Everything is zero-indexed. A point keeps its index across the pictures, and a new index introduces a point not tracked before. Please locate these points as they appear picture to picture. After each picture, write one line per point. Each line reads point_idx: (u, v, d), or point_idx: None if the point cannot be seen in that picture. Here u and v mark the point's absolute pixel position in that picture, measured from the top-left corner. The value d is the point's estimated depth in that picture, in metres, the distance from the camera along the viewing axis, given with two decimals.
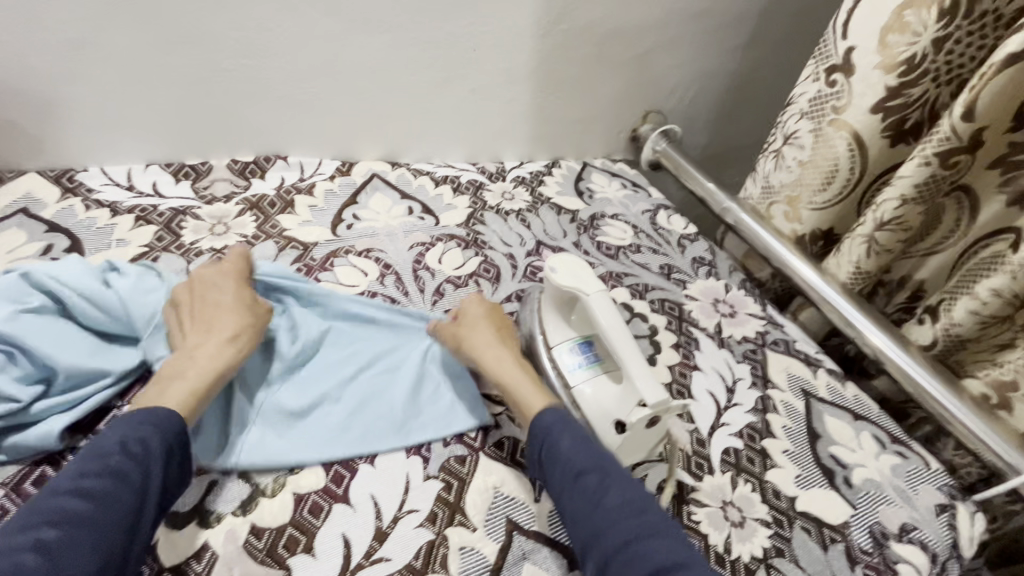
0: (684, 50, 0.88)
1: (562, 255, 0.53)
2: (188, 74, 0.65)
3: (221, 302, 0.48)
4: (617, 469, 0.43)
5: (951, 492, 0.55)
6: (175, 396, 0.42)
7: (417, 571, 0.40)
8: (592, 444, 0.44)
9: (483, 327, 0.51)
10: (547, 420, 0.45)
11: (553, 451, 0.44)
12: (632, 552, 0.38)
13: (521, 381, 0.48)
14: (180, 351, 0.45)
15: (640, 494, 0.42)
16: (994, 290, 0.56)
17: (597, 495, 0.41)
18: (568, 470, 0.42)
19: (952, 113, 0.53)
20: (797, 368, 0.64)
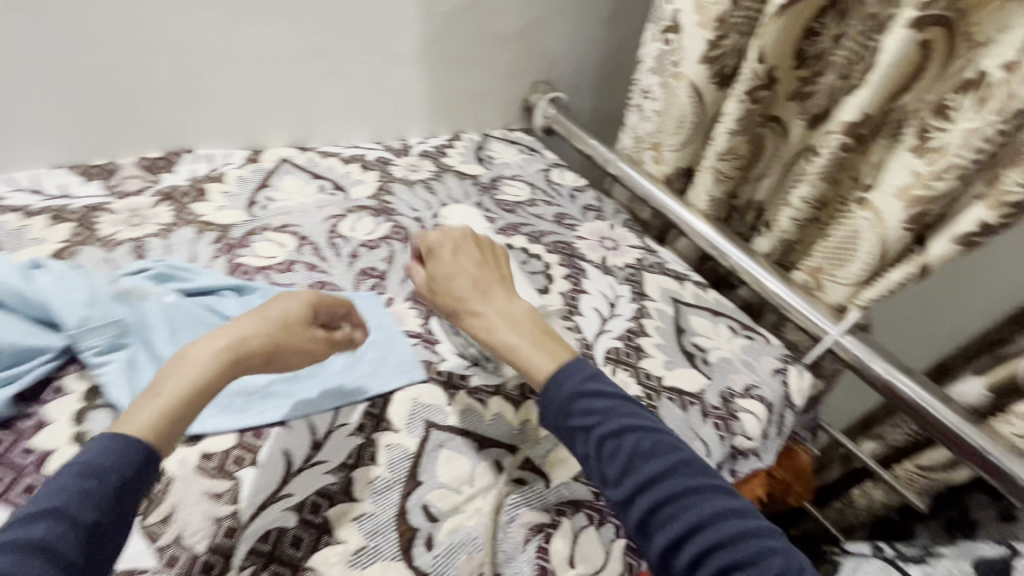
0: (558, 24, 0.98)
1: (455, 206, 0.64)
2: (81, 76, 0.68)
3: (272, 320, 0.47)
4: (640, 427, 0.45)
5: (786, 359, 0.69)
6: (144, 410, 0.39)
7: (350, 467, 0.48)
8: (617, 406, 0.46)
9: (465, 293, 0.55)
10: (561, 390, 0.47)
11: (574, 418, 0.45)
12: (671, 507, 0.41)
13: (521, 343, 0.51)
14: (187, 356, 0.43)
15: (669, 448, 0.44)
16: (802, 198, 0.69)
17: (627, 457, 0.43)
18: (593, 438, 0.44)
19: (751, 57, 0.66)
20: (668, 283, 0.76)
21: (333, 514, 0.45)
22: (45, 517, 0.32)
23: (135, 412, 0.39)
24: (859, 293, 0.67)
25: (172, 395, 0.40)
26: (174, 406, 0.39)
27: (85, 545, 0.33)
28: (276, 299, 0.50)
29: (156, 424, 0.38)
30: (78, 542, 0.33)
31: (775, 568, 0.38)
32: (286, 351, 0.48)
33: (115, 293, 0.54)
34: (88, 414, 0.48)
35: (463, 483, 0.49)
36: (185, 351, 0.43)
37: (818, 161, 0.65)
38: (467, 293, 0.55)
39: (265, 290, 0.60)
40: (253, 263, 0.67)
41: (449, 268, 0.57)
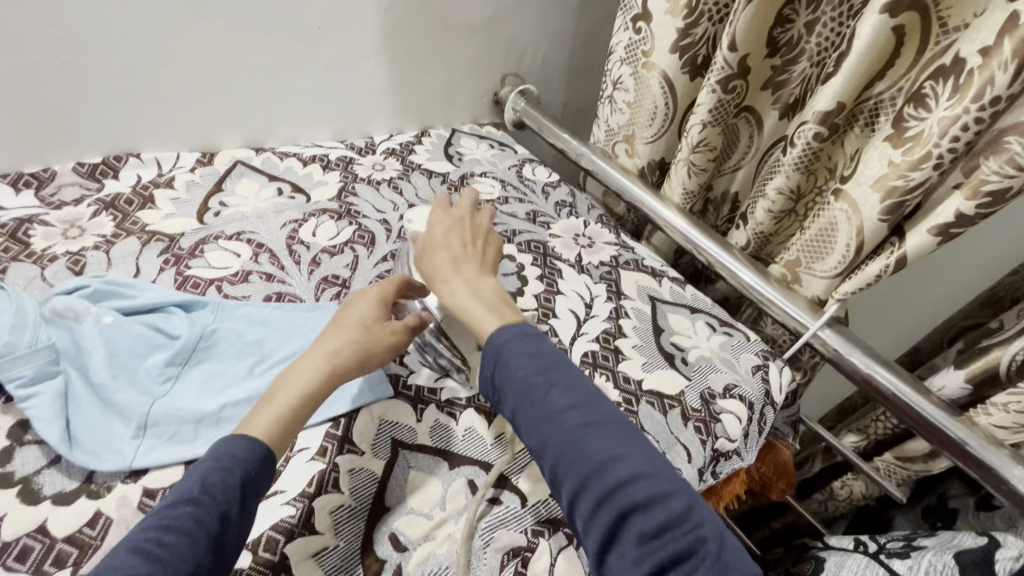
0: (525, 13, 0.95)
1: (422, 211, 0.62)
2: (4, 77, 0.62)
3: (353, 326, 0.48)
4: (566, 376, 0.44)
5: (765, 355, 0.68)
6: (259, 422, 0.42)
7: (310, 496, 0.44)
8: (542, 354, 0.44)
9: (441, 257, 0.53)
10: (494, 340, 0.45)
11: (500, 368, 0.44)
12: (581, 451, 0.40)
13: (473, 304, 0.49)
14: (290, 372, 0.45)
15: (591, 395, 0.43)
16: (778, 189, 0.67)
17: (544, 402, 0.42)
18: (514, 385, 0.43)
19: (722, 47, 0.63)
20: (645, 281, 0.74)
21: (292, 549, 0.41)
22: (185, 503, 0.35)
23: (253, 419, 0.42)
24: (837, 286, 0.66)
25: (285, 402, 0.43)
26: (289, 415, 0.42)
27: (217, 530, 0.35)
28: (349, 304, 0.51)
29: (275, 433, 0.42)
30: (212, 530, 0.35)
31: (675, 510, 0.38)
32: (377, 351, 0.48)
33: (43, 315, 0.49)
34: (15, 452, 0.43)
35: (435, 506, 0.46)
36: (288, 371, 0.45)
37: (793, 152, 0.64)
38: (445, 258, 0.53)
39: (217, 305, 0.56)
40: (204, 274, 0.63)
41: (437, 235, 0.56)
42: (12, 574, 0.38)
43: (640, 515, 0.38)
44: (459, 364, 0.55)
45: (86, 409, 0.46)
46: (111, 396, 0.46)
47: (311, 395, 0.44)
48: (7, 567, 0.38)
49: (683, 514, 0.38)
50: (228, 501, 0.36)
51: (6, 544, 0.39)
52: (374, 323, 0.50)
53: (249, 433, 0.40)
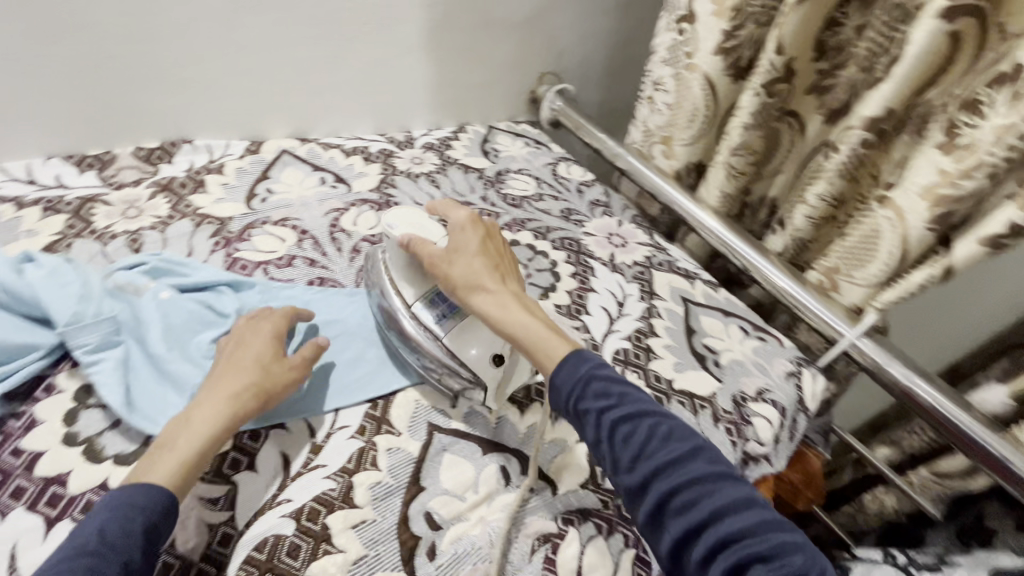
0: (566, 13, 0.95)
1: (399, 211, 0.55)
2: (78, 63, 0.65)
3: (248, 365, 0.45)
4: (656, 415, 0.44)
5: (799, 362, 0.67)
6: (160, 469, 0.40)
7: (350, 472, 0.46)
8: (631, 393, 0.45)
9: (483, 266, 0.51)
10: (569, 371, 0.45)
11: (584, 401, 0.44)
12: (688, 494, 0.39)
13: (530, 322, 0.48)
14: (184, 413, 0.43)
15: (687, 434, 0.43)
16: (818, 196, 0.67)
17: (638, 441, 0.42)
18: (604, 421, 0.43)
19: (768, 49, 0.63)
20: (678, 282, 0.74)
21: (333, 520, 0.43)
22: (84, 555, 0.35)
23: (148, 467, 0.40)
24: (877, 295, 0.65)
25: (185, 451, 0.40)
26: (193, 463, 0.41)
27: None
28: (242, 336, 0.48)
29: (179, 479, 0.40)
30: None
31: (798, 563, 0.36)
32: (275, 389, 0.46)
33: (104, 289, 0.52)
34: (80, 414, 0.46)
35: (467, 489, 0.47)
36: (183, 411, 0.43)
37: (836, 158, 0.63)
38: (485, 267, 0.51)
39: (263, 287, 0.58)
40: (252, 257, 0.65)
41: (468, 237, 0.52)
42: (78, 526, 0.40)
43: (761, 566, 0.36)
44: (475, 385, 0.51)
45: (145, 379, 0.48)
46: (168, 368, 0.48)
47: (210, 439, 0.42)
48: (74, 519, 0.41)
49: (805, 568, 0.36)
50: (129, 549, 0.36)
51: (73, 498, 0.42)
52: (270, 358, 0.47)
53: (150, 482, 0.39)
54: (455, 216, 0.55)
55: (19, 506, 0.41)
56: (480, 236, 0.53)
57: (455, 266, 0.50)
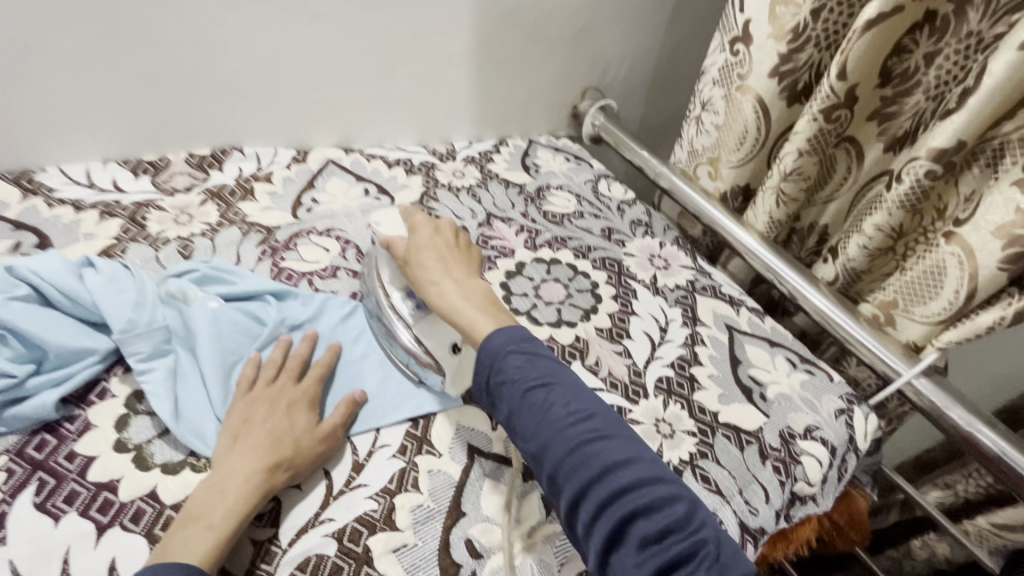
0: (612, 29, 0.95)
1: (386, 211, 0.59)
2: (139, 72, 0.68)
3: (278, 430, 0.44)
4: (563, 382, 0.45)
5: (850, 399, 0.64)
6: (198, 544, 0.38)
7: (392, 492, 0.46)
8: (539, 362, 0.46)
9: (427, 256, 0.53)
10: (494, 343, 0.46)
11: (501, 373, 0.45)
12: (581, 457, 0.41)
13: (465, 307, 0.50)
14: (217, 482, 0.41)
15: (588, 401, 0.44)
16: (877, 226, 0.64)
17: (544, 409, 0.43)
18: (517, 390, 0.44)
19: (830, 74, 0.61)
20: (722, 308, 0.72)
21: (375, 543, 0.43)
22: None
23: (182, 544, 0.38)
24: (938, 334, 0.62)
25: (221, 524, 0.39)
26: (231, 535, 0.39)
27: None
28: (272, 395, 0.47)
29: (217, 554, 0.38)
30: None
31: (675, 515, 0.39)
32: (308, 457, 0.44)
33: (157, 296, 0.52)
34: (131, 421, 0.47)
35: (508, 518, 0.47)
36: (212, 480, 0.41)
37: (898, 188, 0.61)
38: (432, 257, 0.54)
39: (308, 297, 0.58)
40: (297, 267, 0.66)
41: (420, 234, 0.56)
42: (128, 534, 0.41)
43: (642, 520, 0.39)
44: (434, 370, 0.52)
45: (193, 390, 0.49)
46: (214, 379, 0.49)
47: (248, 512, 0.40)
48: (123, 528, 0.41)
49: (682, 518, 0.39)
50: None
51: (122, 506, 0.42)
52: (298, 421, 0.46)
53: (188, 561, 0.37)
54: (417, 217, 0.58)
55: (72, 512, 0.41)
56: (429, 231, 0.55)
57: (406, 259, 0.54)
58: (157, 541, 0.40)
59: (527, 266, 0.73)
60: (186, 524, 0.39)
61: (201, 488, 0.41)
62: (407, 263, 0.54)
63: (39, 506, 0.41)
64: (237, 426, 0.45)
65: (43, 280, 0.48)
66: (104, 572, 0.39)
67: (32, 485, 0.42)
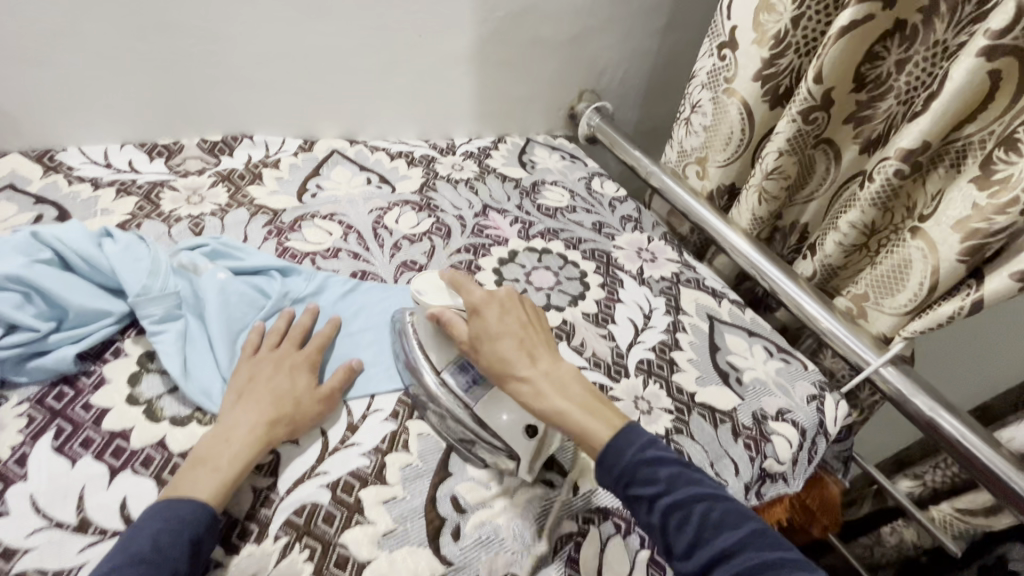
0: (609, 35, 0.99)
1: (425, 276, 0.53)
2: (158, 60, 0.72)
3: (281, 390, 0.48)
4: (711, 496, 0.41)
5: (822, 386, 0.68)
6: (204, 484, 0.41)
7: (383, 451, 0.49)
8: (680, 472, 0.42)
9: (508, 346, 0.48)
10: (619, 459, 0.43)
11: (636, 486, 0.42)
12: None
13: (572, 410, 0.45)
14: (223, 430, 0.45)
15: (743, 517, 0.40)
16: (851, 223, 0.68)
17: (694, 529, 0.39)
18: (658, 508, 0.41)
19: (808, 78, 0.65)
20: (705, 299, 0.76)
21: (366, 494, 0.46)
22: (139, 562, 0.37)
23: (190, 483, 0.41)
24: (905, 325, 0.65)
25: (227, 468, 0.43)
26: (235, 478, 0.43)
27: None
28: (275, 358, 0.51)
29: (222, 494, 0.42)
30: None
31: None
32: (308, 415, 0.48)
33: (169, 267, 0.56)
34: (142, 377, 0.50)
35: (492, 479, 0.50)
36: (218, 430, 0.45)
37: (870, 187, 0.64)
38: (510, 343, 0.48)
39: (311, 274, 0.62)
40: (301, 247, 0.70)
41: (485, 316, 0.49)
42: (138, 476, 0.44)
43: None
44: (507, 454, 0.49)
45: (201, 353, 0.52)
46: (219, 344, 0.52)
47: (249, 460, 0.43)
48: (134, 471, 0.44)
49: None
50: (178, 559, 0.38)
51: (134, 452, 0.45)
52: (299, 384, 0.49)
53: (194, 495, 0.41)
54: (466, 285, 0.52)
55: (87, 455, 0.44)
56: (498, 312, 0.49)
57: (489, 350, 0.48)
58: (165, 483, 0.44)
59: (520, 255, 0.77)
60: (195, 465, 0.42)
61: (208, 435, 0.44)
62: (483, 350, 0.48)
63: (57, 448, 0.44)
64: (241, 386, 0.48)
65: (67, 246, 0.52)
66: (116, 508, 0.42)
67: (51, 430, 0.45)
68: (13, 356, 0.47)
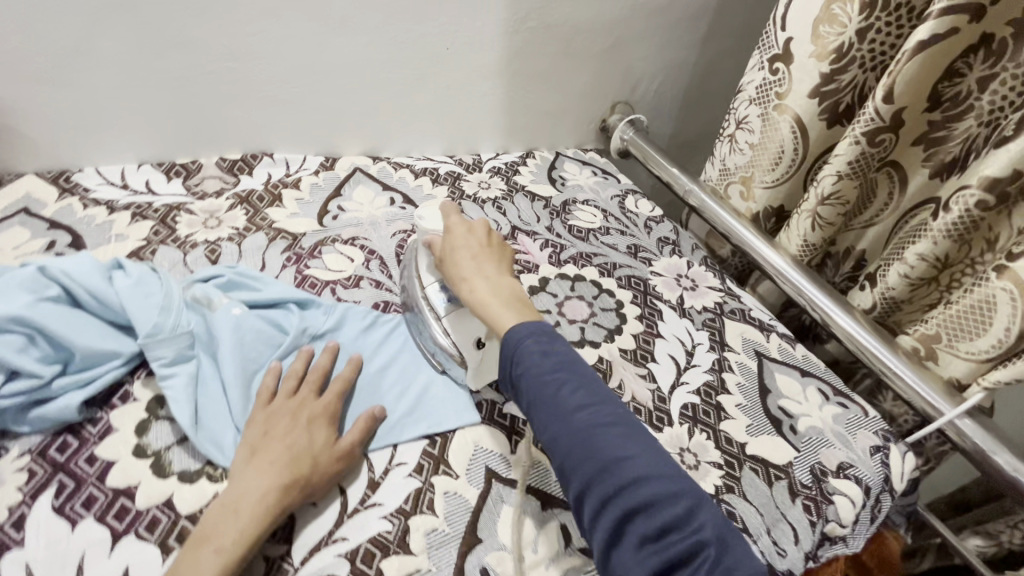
0: (645, 44, 0.93)
1: (431, 206, 0.57)
2: (176, 78, 0.69)
3: (292, 449, 0.43)
4: (577, 372, 0.44)
5: (886, 436, 0.61)
6: (207, 567, 0.37)
7: (407, 513, 0.45)
8: (553, 352, 0.45)
9: (462, 251, 0.52)
10: (518, 340, 0.45)
11: (516, 363, 0.45)
12: (588, 448, 0.40)
13: (491, 304, 0.49)
14: (230, 500, 0.41)
15: (598, 393, 0.43)
16: (920, 255, 0.61)
17: (556, 401, 0.42)
18: (529, 382, 0.43)
19: (875, 96, 0.59)
20: (752, 333, 0.70)
21: (388, 566, 0.42)
22: None
23: (190, 567, 0.37)
24: (984, 372, 0.59)
25: (234, 547, 0.38)
26: (242, 559, 0.38)
27: None
28: (291, 408, 0.47)
29: None
30: None
31: (676, 514, 0.37)
32: (323, 478, 0.43)
33: (181, 304, 0.52)
34: (151, 425, 0.47)
35: (526, 547, 0.45)
36: (227, 497, 0.41)
37: (946, 218, 0.58)
38: (466, 253, 0.52)
39: (330, 307, 0.58)
40: (321, 275, 0.66)
41: (455, 229, 0.54)
42: (142, 543, 0.40)
43: (642, 517, 0.37)
44: (458, 362, 0.53)
45: (212, 398, 0.48)
46: (231, 390, 0.48)
47: (259, 532, 0.40)
48: (138, 536, 0.41)
49: (683, 516, 0.37)
50: None
51: (138, 513, 0.42)
52: (313, 439, 0.45)
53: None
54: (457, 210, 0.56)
55: (88, 517, 0.41)
56: (466, 228, 0.54)
57: (445, 253, 0.53)
58: (171, 552, 0.40)
59: (551, 283, 0.72)
60: (198, 544, 0.38)
61: (214, 506, 0.41)
62: (442, 255, 0.53)
63: (57, 509, 0.41)
64: (252, 441, 0.44)
65: (74, 282, 0.49)
66: None
67: (51, 487, 0.42)
68: (15, 405, 0.44)
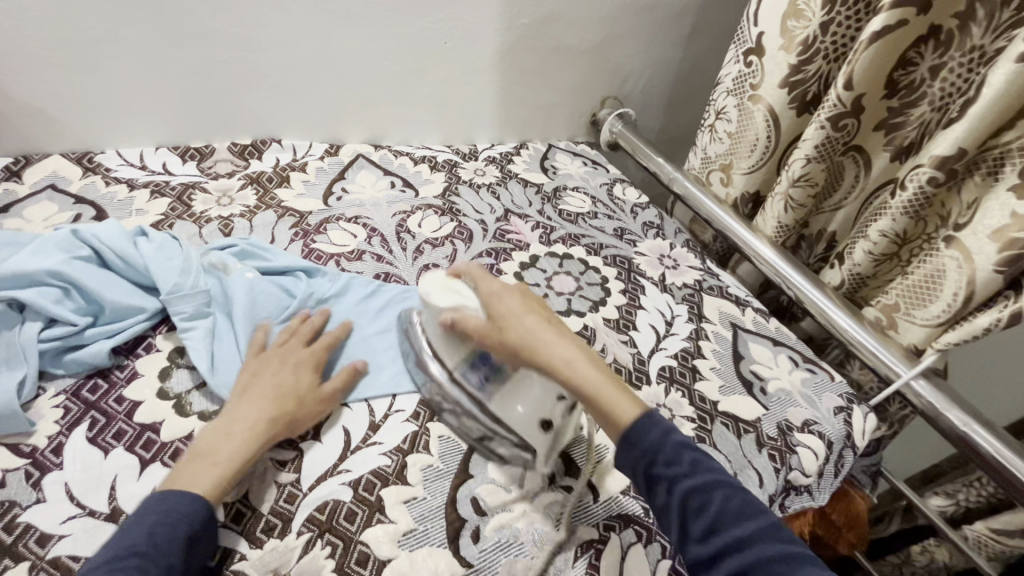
0: (632, 41, 0.98)
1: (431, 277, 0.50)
2: (192, 66, 0.74)
3: (279, 391, 0.48)
4: (733, 485, 0.40)
5: (850, 398, 0.66)
6: (202, 478, 0.42)
7: (405, 451, 0.49)
8: (702, 459, 0.41)
9: (537, 326, 0.46)
10: (644, 435, 0.42)
11: (657, 466, 0.41)
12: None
13: (602, 388, 0.44)
14: (224, 425, 0.45)
15: (761, 510, 0.39)
16: (882, 232, 0.66)
17: (713, 517, 0.38)
18: (678, 492, 0.39)
19: (837, 85, 0.64)
20: (728, 307, 0.75)
21: (386, 493, 0.46)
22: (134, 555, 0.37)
23: (187, 477, 0.42)
24: (938, 336, 0.64)
25: (227, 463, 0.43)
26: (234, 474, 0.43)
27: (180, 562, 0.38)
28: (281, 355, 0.51)
29: (219, 489, 0.42)
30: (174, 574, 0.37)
31: None
32: (307, 416, 0.48)
33: (198, 267, 0.57)
34: (172, 372, 0.51)
35: (513, 482, 0.50)
36: (220, 422, 0.45)
37: (902, 195, 0.63)
38: (535, 326, 0.46)
39: (335, 275, 0.62)
40: (326, 249, 0.71)
41: (506, 301, 0.47)
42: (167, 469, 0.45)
43: None
44: (527, 450, 0.49)
45: (227, 350, 0.53)
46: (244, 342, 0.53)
47: (247, 454, 0.44)
48: (163, 463, 0.45)
49: None
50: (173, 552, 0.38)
51: (163, 445, 0.46)
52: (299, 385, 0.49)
53: (193, 488, 0.41)
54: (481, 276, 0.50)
55: (119, 446, 0.46)
56: (518, 296, 0.48)
57: (508, 334, 0.46)
58: None
59: (541, 260, 0.77)
60: (194, 458, 0.43)
61: (208, 428, 0.45)
62: (503, 334, 0.46)
63: (91, 439, 0.46)
64: (243, 384, 0.48)
65: (103, 244, 0.54)
66: None
67: (85, 421, 0.47)
68: (52, 348, 0.49)
